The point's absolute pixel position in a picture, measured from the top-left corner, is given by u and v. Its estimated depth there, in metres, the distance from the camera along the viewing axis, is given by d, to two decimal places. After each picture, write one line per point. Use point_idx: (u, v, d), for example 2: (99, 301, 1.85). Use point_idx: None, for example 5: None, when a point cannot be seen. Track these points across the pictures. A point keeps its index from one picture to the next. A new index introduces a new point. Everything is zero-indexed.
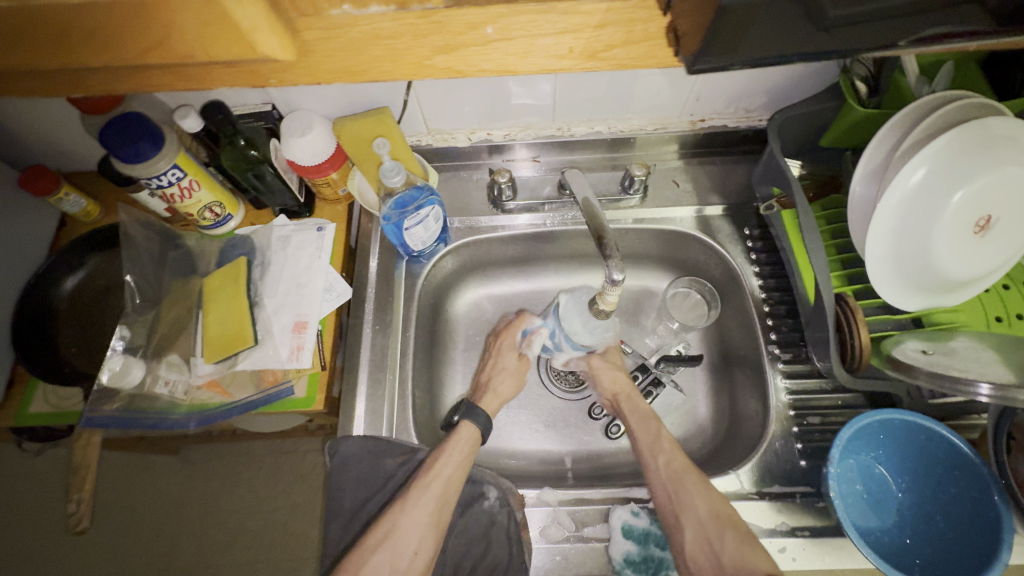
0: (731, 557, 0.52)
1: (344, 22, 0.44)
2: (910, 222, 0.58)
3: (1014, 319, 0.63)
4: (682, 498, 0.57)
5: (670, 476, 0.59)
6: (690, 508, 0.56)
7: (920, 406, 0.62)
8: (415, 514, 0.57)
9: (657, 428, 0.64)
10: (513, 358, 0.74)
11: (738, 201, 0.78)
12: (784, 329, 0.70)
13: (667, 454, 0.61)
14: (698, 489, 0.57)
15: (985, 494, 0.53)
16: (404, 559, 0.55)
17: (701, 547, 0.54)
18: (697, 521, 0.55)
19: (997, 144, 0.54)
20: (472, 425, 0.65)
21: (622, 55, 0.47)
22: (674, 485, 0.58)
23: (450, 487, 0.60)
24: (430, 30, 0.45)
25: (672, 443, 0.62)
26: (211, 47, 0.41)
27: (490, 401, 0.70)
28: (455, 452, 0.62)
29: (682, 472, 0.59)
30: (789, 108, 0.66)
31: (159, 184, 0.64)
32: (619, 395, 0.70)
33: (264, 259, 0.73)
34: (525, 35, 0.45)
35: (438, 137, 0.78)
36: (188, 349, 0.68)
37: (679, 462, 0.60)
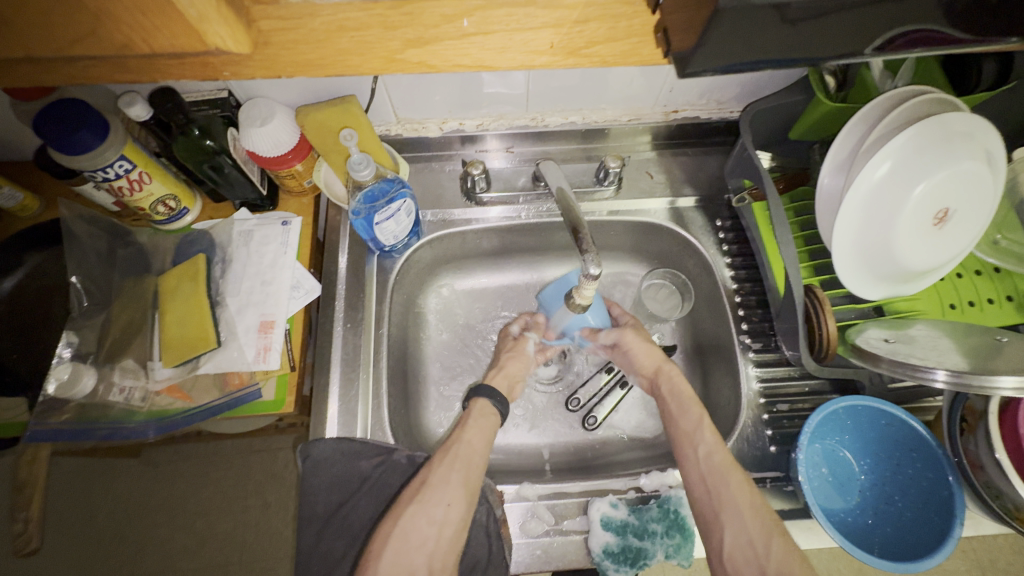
0: (776, 566, 0.50)
1: (298, 13, 0.44)
2: (875, 214, 0.59)
3: (966, 306, 0.66)
4: (723, 497, 0.55)
5: (710, 470, 0.57)
6: (732, 508, 0.54)
7: (881, 391, 0.64)
8: (446, 470, 0.57)
9: (700, 414, 0.62)
10: (511, 340, 0.77)
11: (710, 193, 0.79)
12: (755, 319, 0.71)
13: (708, 444, 0.59)
14: (741, 489, 0.55)
15: (939, 475, 0.56)
16: (439, 510, 0.53)
17: (744, 552, 0.52)
18: (739, 522, 0.53)
19: (956, 139, 0.56)
20: (485, 399, 0.67)
21: (605, 52, 0.46)
22: (714, 480, 0.56)
23: (474, 454, 0.59)
24: (401, 22, 0.45)
25: (717, 435, 0.59)
26: (152, 37, 0.39)
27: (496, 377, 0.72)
28: (472, 422, 0.64)
29: (724, 468, 0.56)
30: (761, 100, 0.67)
31: (104, 177, 0.59)
32: (658, 369, 0.68)
33: (225, 255, 0.70)
34: (504, 29, 0.45)
35: (408, 127, 0.75)
36: (144, 353, 0.64)
37: (720, 456, 0.57)
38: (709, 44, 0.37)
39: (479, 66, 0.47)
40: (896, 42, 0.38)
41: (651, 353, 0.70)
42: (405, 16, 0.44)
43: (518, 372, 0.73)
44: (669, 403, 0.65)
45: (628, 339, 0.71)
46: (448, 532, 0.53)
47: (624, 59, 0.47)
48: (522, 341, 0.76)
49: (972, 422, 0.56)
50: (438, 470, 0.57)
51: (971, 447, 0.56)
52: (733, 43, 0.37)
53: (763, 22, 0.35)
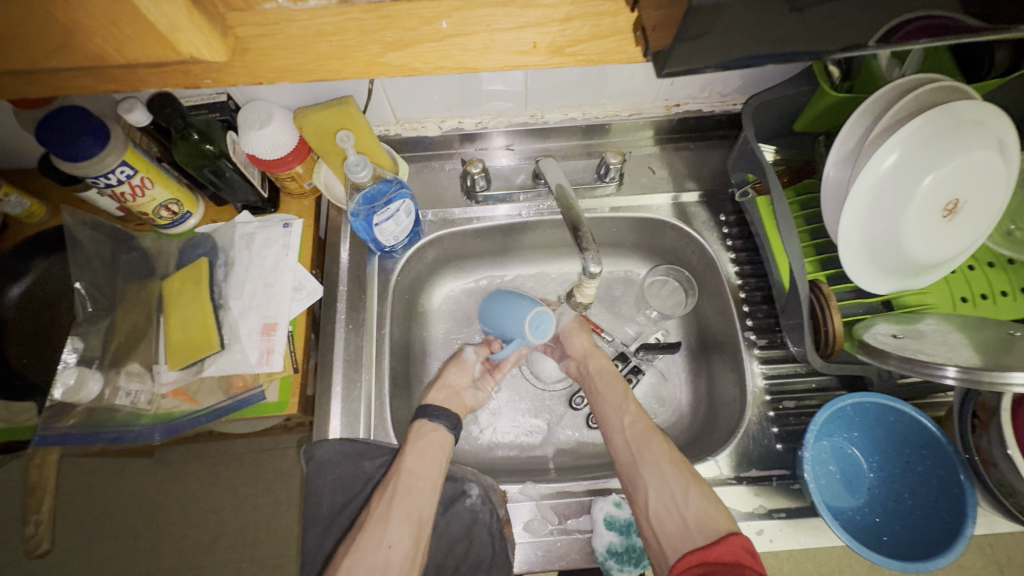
0: (694, 514, 0.55)
1: (276, 19, 0.42)
2: (882, 206, 0.58)
3: (978, 299, 0.64)
4: (646, 458, 0.59)
5: (634, 437, 0.62)
6: (653, 468, 0.58)
7: (890, 386, 0.63)
8: (392, 519, 0.56)
9: (623, 389, 0.67)
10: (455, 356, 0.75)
11: (714, 187, 0.78)
12: (760, 315, 0.70)
13: (632, 415, 0.64)
14: (661, 450, 0.60)
15: (950, 472, 0.55)
16: (379, 556, 0.54)
17: (665, 506, 0.56)
18: (662, 480, 0.57)
19: (964, 128, 0.54)
20: (437, 425, 0.63)
21: (589, 51, 0.45)
22: (639, 445, 0.61)
23: (421, 484, 0.59)
24: (379, 25, 0.43)
25: (637, 406, 0.65)
26: (124, 46, 0.38)
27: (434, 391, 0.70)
28: (423, 447, 0.61)
29: (646, 433, 0.61)
30: (764, 92, 0.65)
31: (107, 183, 0.60)
32: (586, 353, 0.72)
33: (228, 258, 0.70)
34: (483, 30, 0.44)
35: (407, 126, 0.74)
36: (150, 357, 0.65)
37: (643, 424, 0.62)
38: (701, 41, 0.36)
39: (461, 69, 0.46)
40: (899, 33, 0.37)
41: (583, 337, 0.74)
42: (382, 19, 0.43)
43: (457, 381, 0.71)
44: (595, 382, 0.69)
45: (563, 328, 0.75)
46: (392, 573, 0.53)
47: (610, 56, 0.45)
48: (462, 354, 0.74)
49: (985, 419, 0.55)
50: (376, 509, 0.57)
51: (983, 444, 0.55)
52: (728, 38, 0.36)
53: (752, 18, 0.34)
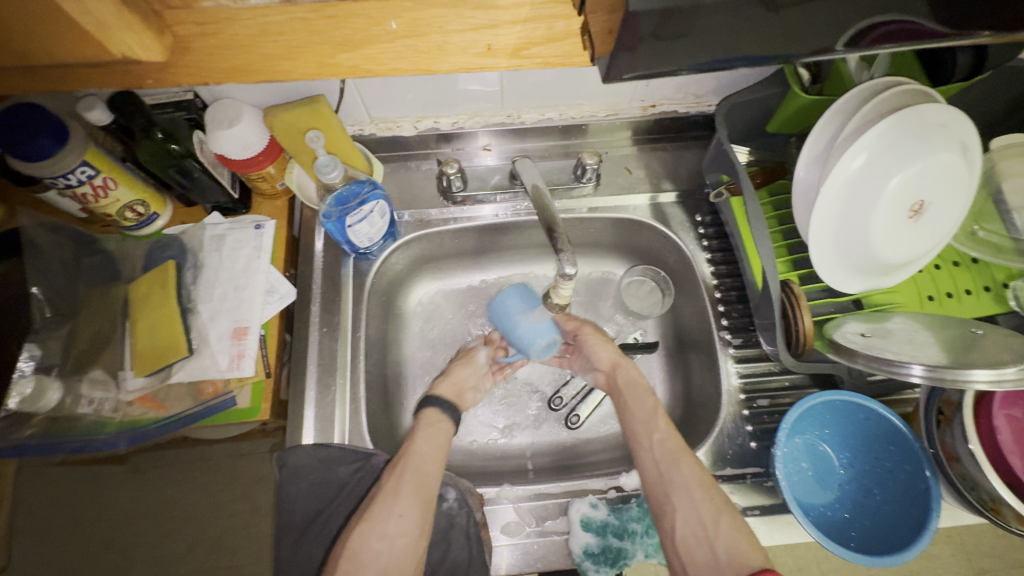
0: (724, 543, 0.53)
1: (215, 18, 0.43)
2: (851, 207, 0.59)
3: (943, 297, 0.66)
4: (676, 481, 0.57)
5: (663, 456, 0.60)
6: (683, 491, 0.57)
7: (859, 384, 0.64)
8: (398, 489, 0.56)
9: (652, 404, 0.65)
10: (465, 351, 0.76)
11: (690, 188, 0.78)
12: (734, 315, 0.71)
13: (662, 432, 0.62)
14: (691, 472, 0.58)
15: (916, 468, 0.56)
16: (391, 523, 0.54)
17: (693, 531, 0.55)
18: (689, 504, 0.56)
19: (929, 131, 0.56)
20: (437, 408, 0.66)
21: (545, 53, 0.47)
22: (667, 464, 0.59)
23: (427, 466, 0.59)
24: (325, 23, 0.44)
25: (667, 422, 0.63)
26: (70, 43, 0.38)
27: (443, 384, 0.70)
28: (425, 435, 0.63)
29: (676, 453, 0.59)
30: (736, 94, 0.66)
31: (67, 184, 0.57)
32: (618, 364, 0.70)
33: (197, 261, 0.68)
34: (434, 30, 0.45)
35: (382, 126, 0.73)
36: (113, 363, 0.63)
37: (673, 443, 0.60)
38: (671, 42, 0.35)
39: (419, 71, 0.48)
40: (866, 38, 0.38)
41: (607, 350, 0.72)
42: (328, 15, 0.43)
43: (467, 379, 0.72)
44: (625, 397, 0.67)
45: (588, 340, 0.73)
46: (401, 541, 0.53)
47: (568, 57, 0.47)
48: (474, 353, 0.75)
49: (949, 415, 0.56)
50: (387, 484, 0.57)
51: (948, 439, 0.56)
52: (702, 40, 0.35)
53: (715, 24, 0.34)
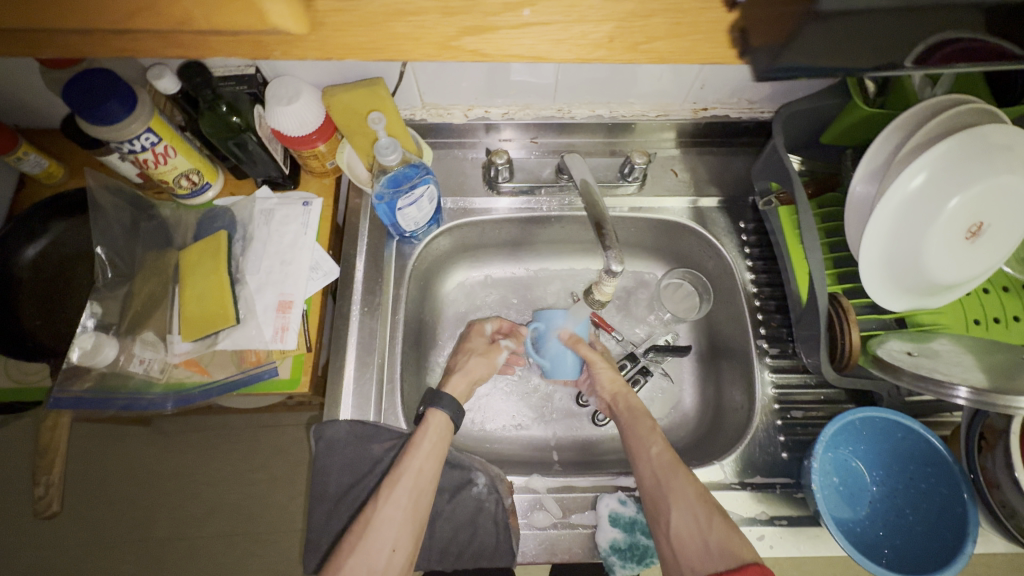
0: (718, 541, 0.53)
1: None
2: (906, 224, 0.58)
3: (991, 322, 0.65)
4: (671, 485, 0.57)
5: (660, 461, 0.60)
6: (679, 492, 0.57)
7: (898, 403, 0.64)
8: (390, 509, 0.56)
9: (651, 423, 0.64)
10: (484, 343, 0.75)
11: (735, 195, 0.78)
12: (773, 324, 0.71)
13: (659, 444, 0.61)
14: (687, 479, 0.58)
15: (953, 491, 0.56)
16: (381, 556, 0.53)
17: (687, 529, 0.55)
18: (686, 507, 0.56)
19: (995, 151, 0.54)
20: (439, 411, 0.63)
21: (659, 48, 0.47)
22: (663, 472, 0.59)
23: (421, 480, 0.58)
24: (461, 8, 0.46)
25: (665, 437, 0.62)
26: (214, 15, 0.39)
27: (458, 380, 0.70)
28: (424, 443, 0.60)
29: (671, 462, 0.59)
30: (795, 103, 0.64)
31: (131, 149, 0.59)
32: (618, 395, 0.69)
33: (246, 233, 0.70)
34: (563, 20, 0.46)
35: (433, 112, 0.74)
36: (164, 326, 0.65)
37: (669, 453, 0.60)
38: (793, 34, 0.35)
39: (531, 55, 0.49)
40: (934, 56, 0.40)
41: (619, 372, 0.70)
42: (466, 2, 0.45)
43: (481, 375, 0.72)
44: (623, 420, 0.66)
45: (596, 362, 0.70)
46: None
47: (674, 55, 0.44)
48: (496, 349, 0.74)
49: (991, 441, 0.56)
50: (383, 509, 0.56)
51: (988, 465, 0.56)
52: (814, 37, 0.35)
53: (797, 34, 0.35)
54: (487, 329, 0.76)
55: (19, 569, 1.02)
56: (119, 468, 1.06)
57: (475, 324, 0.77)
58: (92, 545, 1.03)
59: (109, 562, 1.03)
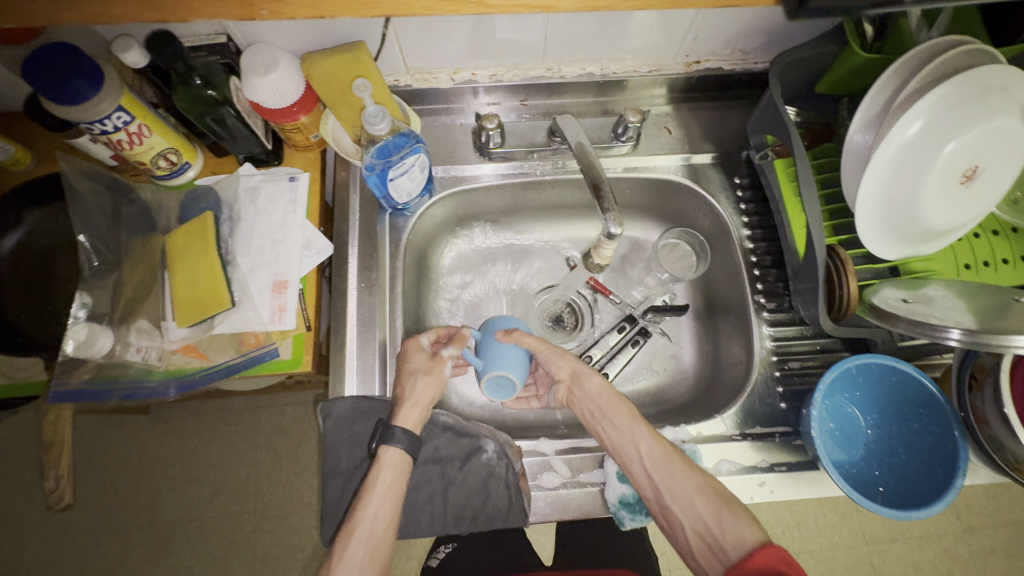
0: (728, 538, 0.53)
1: None
2: (903, 172, 0.58)
3: (981, 266, 0.66)
4: (674, 488, 0.57)
5: (654, 467, 0.58)
6: (682, 497, 0.56)
7: (892, 348, 0.65)
8: (345, 568, 0.53)
9: (628, 410, 0.61)
10: (425, 360, 0.64)
11: (729, 150, 0.77)
12: (770, 279, 0.71)
13: (646, 439, 0.59)
14: (685, 476, 0.57)
15: (945, 429, 0.58)
16: None
17: (700, 534, 0.55)
18: (692, 510, 0.56)
19: (990, 92, 0.54)
20: (393, 447, 0.59)
21: None
22: (661, 476, 0.57)
23: (377, 527, 0.56)
24: None
25: (649, 426, 0.60)
26: None
27: (408, 411, 0.61)
28: (376, 487, 0.57)
29: (668, 460, 0.58)
30: (788, 53, 0.63)
31: (103, 130, 0.56)
32: (574, 376, 0.65)
33: (233, 213, 0.67)
34: None
35: (418, 77, 0.71)
36: (157, 314, 0.63)
37: (661, 449, 0.58)
38: None
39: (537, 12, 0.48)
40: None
41: (566, 357, 0.65)
42: None
43: (432, 396, 0.63)
44: (597, 409, 0.62)
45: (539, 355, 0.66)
46: None
47: None
48: (440, 361, 0.64)
49: (981, 379, 0.58)
50: (336, 571, 0.53)
51: (978, 402, 0.58)
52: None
53: None
54: (426, 341, 0.66)
55: (33, 559, 1.03)
56: (123, 455, 1.07)
57: (408, 338, 0.65)
58: (101, 532, 1.05)
59: (121, 547, 1.04)
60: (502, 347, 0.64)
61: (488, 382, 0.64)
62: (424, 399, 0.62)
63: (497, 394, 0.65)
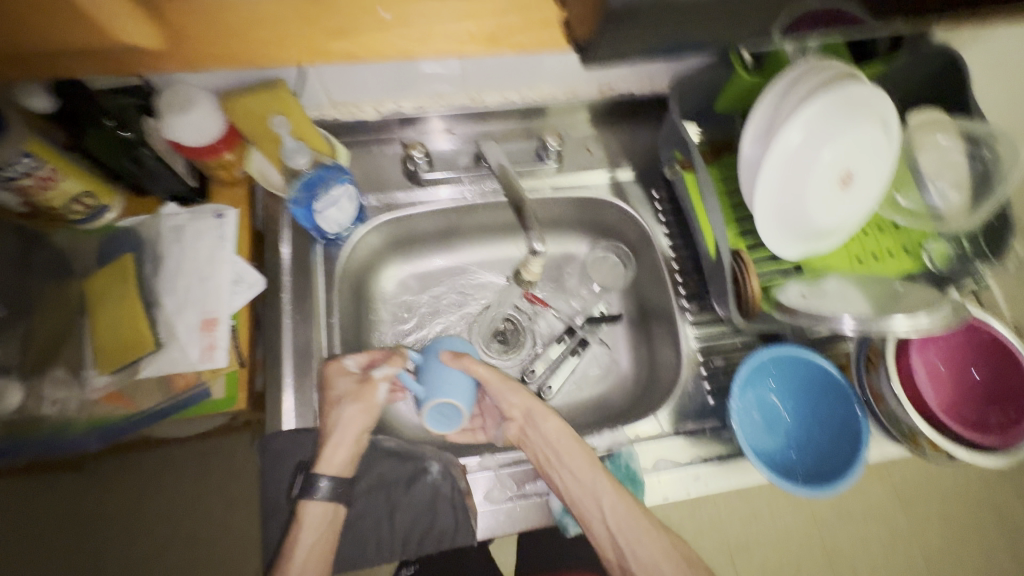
0: None
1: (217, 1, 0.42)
2: (789, 178, 0.64)
3: (870, 260, 0.74)
4: (635, 547, 0.61)
5: (617, 525, 0.61)
6: (642, 552, 0.61)
7: (801, 340, 0.71)
8: None
9: (591, 461, 0.63)
10: (353, 384, 0.64)
11: (647, 165, 0.83)
12: (691, 283, 0.77)
13: (610, 496, 0.61)
14: (649, 534, 0.61)
15: (848, 408, 0.64)
16: None
17: None
18: (654, 566, 0.60)
19: (855, 106, 0.61)
20: (319, 490, 0.60)
21: None
22: (624, 533, 0.61)
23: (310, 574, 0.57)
24: None
25: (613, 481, 0.62)
26: None
27: (335, 448, 0.62)
28: (303, 535, 0.58)
29: (631, 519, 0.61)
30: (685, 77, 0.72)
31: (7, 176, 0.54)
32: (525, 414, 0.66)
33: (155, 253, 0.66)
34: None
35: (344, 110, 0.73)
36: (75, 363, 0.61)
37: (625, 506, 0.61)
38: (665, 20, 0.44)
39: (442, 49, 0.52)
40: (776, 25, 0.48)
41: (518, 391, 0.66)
42: None
43: (361, 423, 0.64)
44: (560, 463, 0.63)
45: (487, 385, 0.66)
46: None
47: None
48: (371, 384, 0.65)
49: (875, 360, 0.64)
50: None
51: (874, 381, 0.65)
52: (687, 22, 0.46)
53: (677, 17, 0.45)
54: (353, 364, 0.65)
55: None
56: None
57: (329, 362, 0.65)
58: None
59: None
60: (447, 371, 0.63)
61: (430, 410, 0.63)
62: (359, 424, 0.64)
63: (440, 423, 0.64)
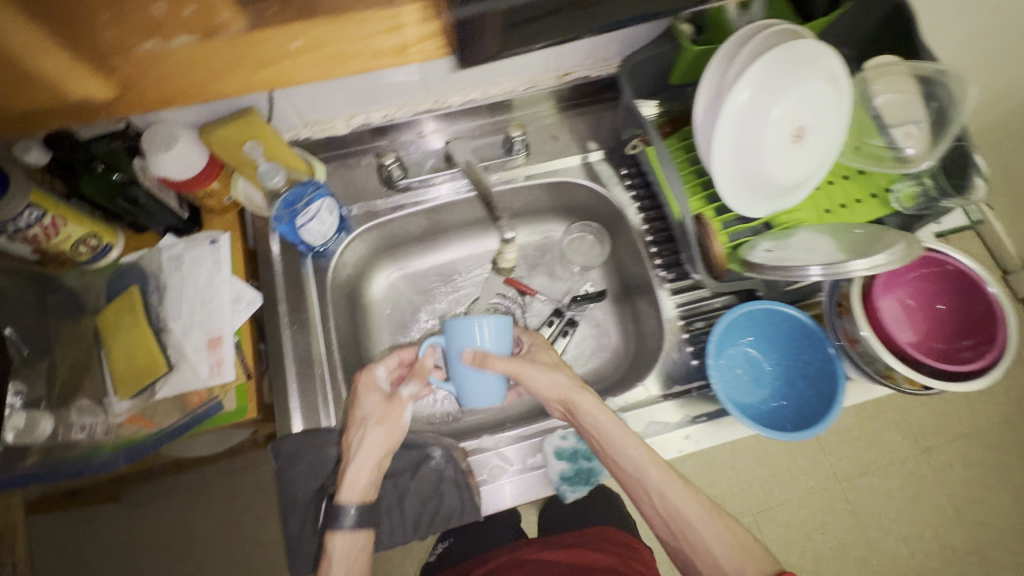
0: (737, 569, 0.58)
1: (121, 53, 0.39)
2: (744, 141, 0.67)
3: (839, 209, 0.76)
4: (683, 525, 0.61)
5: (664, 504, 0.62)
6: (692, 531, 0.61)
7: (777, 294, 0.73)
8: None
9: (638, 443, 0.63)
10: (381, 400, 0.66)
11: (615, 144, 0.85)
12: (665, 253, 0.79)
13: (657, 477, 0.62)
14: (698, 512, 0.61)
15: (826, 353, 0.66)
16: None
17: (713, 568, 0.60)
18: (704, 544, 0.60)
19: (801, 63, 0.63)
20: (343, 524, 0.61)
21: None
22: (671, 512, 0.61)
23: None
24: None
25: (659, 461, 0.62)
26: None
27: (356, 474, 0.63)
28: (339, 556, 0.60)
29: (679, 498, 0.62)
30: (631, 57, 0.74)
31: (17, 227, 0.59)
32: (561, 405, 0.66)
33: (160, 283, 0.71)
34: None
35: (316, 128, 0.77)
36: (98, 391, 0.66)
37: (674, 483, 0.62)
38: None
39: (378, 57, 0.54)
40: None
41: (552, 377, 0.66)
42: None
43: (382, 447, 0.64)
44: (603, 445, 0.64)
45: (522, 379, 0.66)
46: None
47: None
48: (398, 400, 0.66)
49: (846, 305, 0.66)
50: None
51: (848, 325, 0.66)
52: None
53: None
54: (384, 373, 0.68)
55: None
56: (98, 546, 1.05)
57: (363, 373, 0.67)
58: None
59: None
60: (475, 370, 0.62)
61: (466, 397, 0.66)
62: (381, 447, 0.64)
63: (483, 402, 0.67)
